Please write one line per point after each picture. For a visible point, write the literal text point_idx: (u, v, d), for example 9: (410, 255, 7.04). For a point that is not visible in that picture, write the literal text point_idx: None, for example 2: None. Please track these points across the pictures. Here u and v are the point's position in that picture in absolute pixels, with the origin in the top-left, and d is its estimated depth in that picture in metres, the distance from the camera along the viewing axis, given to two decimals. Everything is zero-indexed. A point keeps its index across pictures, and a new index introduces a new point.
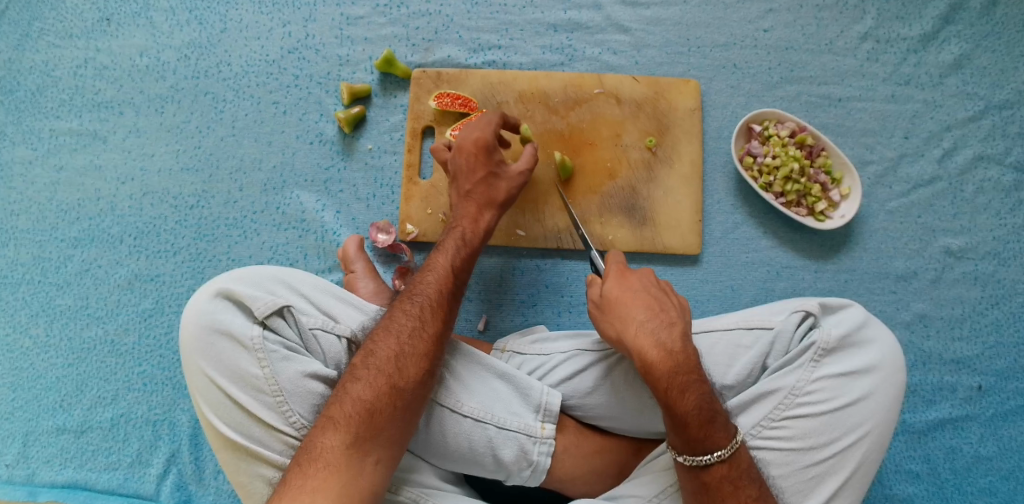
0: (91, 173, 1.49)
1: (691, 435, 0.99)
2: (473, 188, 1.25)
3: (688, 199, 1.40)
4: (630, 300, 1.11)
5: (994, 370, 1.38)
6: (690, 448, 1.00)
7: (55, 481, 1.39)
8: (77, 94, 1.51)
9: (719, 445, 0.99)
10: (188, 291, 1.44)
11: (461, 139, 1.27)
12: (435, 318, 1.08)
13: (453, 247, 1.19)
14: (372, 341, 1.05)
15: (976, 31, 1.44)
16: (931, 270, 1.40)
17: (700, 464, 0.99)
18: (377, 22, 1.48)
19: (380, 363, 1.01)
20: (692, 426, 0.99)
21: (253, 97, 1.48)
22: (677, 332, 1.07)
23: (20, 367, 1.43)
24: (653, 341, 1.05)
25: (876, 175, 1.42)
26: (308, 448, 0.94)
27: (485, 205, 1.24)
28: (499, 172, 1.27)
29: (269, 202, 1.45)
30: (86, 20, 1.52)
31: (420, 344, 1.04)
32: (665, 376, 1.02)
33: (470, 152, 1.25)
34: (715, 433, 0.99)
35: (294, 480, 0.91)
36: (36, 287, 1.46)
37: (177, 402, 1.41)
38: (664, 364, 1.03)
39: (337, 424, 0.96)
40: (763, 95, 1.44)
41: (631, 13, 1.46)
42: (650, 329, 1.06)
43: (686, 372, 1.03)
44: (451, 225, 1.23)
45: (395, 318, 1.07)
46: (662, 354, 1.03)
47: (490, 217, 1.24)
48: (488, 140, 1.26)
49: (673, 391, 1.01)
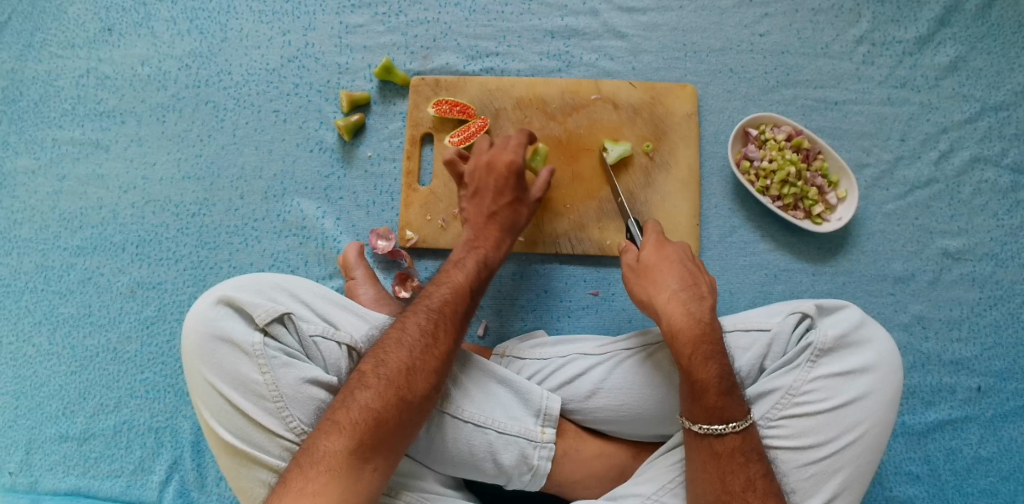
0: (93, 182, 1.50)
1: (706, 401, 1.02)
2: (499, 211, 1.28)
3: (685, 203, 1.40)
4: (665, 268, 1.14)
5: (994, 371, 1.38)
6: (706, 416, 1.02)
7: (58, 488, 1.40)
8: (79, 103, 1.52)
9: (734, 416, 1.02)
10: (190, 299, 1.45)
11: (493, 156, 1.30)
12: (450, 338, 1.09)
13: (472, 266, 1.21)
14: (384, 350, 1.05)
15: (972, 34, 1.45)
16: (929, 271, 1.41)
17: (711, 433, 1.02)
18: (376, 30, 1.49)
19: (391, 374, 1.02)
20: (710, 392, 1.03)
21: (253, 105, 1.49)
22: (707, 305, 1.10)
23: (23, 375, 1.45)
24: (684, 310, 1.09)
25: (873, 178, 1.43)
26: (309, 450, 0.95)
27: (506, 231, 1.28)
28: (523, 198, 1.30)
29: (270, 210, 1.46)
30: (88, 30, 1.54)
31: (433, 360, 1.05)
32: (691, 342, 1.06)
33: (500, 174, 1.28)
34: (732, 404, 1.02)
35: (295, 482, 0.92)
36: (39, 295, 1.47)
37: (179, 409, 1.42)
38: (690, 333, 1.07)
39: (342, 429, 0.96)
40: (760, 99, 1.45)
41: (628, 19, 1.48)
42: (683, 300, 1.10)
43: (709, 341, 1.06)
44: (472, 243, 1.25)
45: (409, 329, 1.08)
46: (690, 323, 1.07)
47: (508, 244, 1.28)
48: (518, 163, 1.29)
49: (696, 357, 1.05)
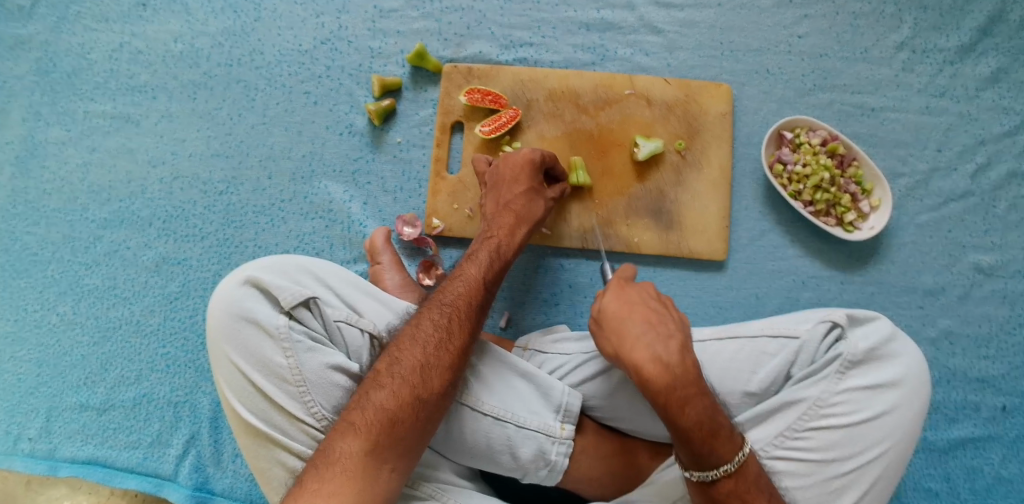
0: (123, 155, 1.51)
1: (694, 448, 0.98)
2: (513, 199, 1.26)
3: (715, 203, 1.39)
4: (628, 313, 1.07)
5: (1019, 390, 1.36)
6: (697, 465, 0.99)
7: (76, 457, 1.41)
8: (112, 77, 1.53)
9: (725, 459, 0.98)
10: (214, 276, 1.46)
11: (509, 152, 1.30)
12: (462, 331, 1.08)
13: (486, 258, 1.19)
14: (397, 347, 1.05)
15: (1015, 45, 1.42)
16: (959, 286, 1.38)
17: (705, 479, 0.99)
18: (411, 16, 1.48)
19: (405, 372, 1.02)
20: (696, 442, 0.98)
21: (284, 86, 1.49)
22: (673, 344, 1.04)
23: (46, 343, 1.46)
24: (652, 358, 1.02)
25: (907, 188, 1.40)
26: (326, 451, 0.95)
27: (522, 220, 1.25)
28: (540, 191, 1.29)
29: (297, 191, 1.46)
30: (123, 5, 1.54)
31: (447, 356, 1.05)
32: (663, 392, 1.00)
33: (516, 166, 1.27)
34: (721, 448, 0.98)
35: (311, 482, 0.92)
36: (65, 266, 1.48)
37: (199, 385, 1.43)
38: (661, 382, 1.00)
39: (357, 431, 0.96)
40: (796, 102, 1.43)
41: (665, 15, 1.45)
42: (647, 344, 1.03)
43: (682, 385, 1.00)
44: (485, 234, 1.24)
45: (424, 325, 1.07)
46: (658, 371, 1.01)
47: (524, 232, 1.25)
48: (534, 159, 1.27)
49: (672, 406, 0.99)
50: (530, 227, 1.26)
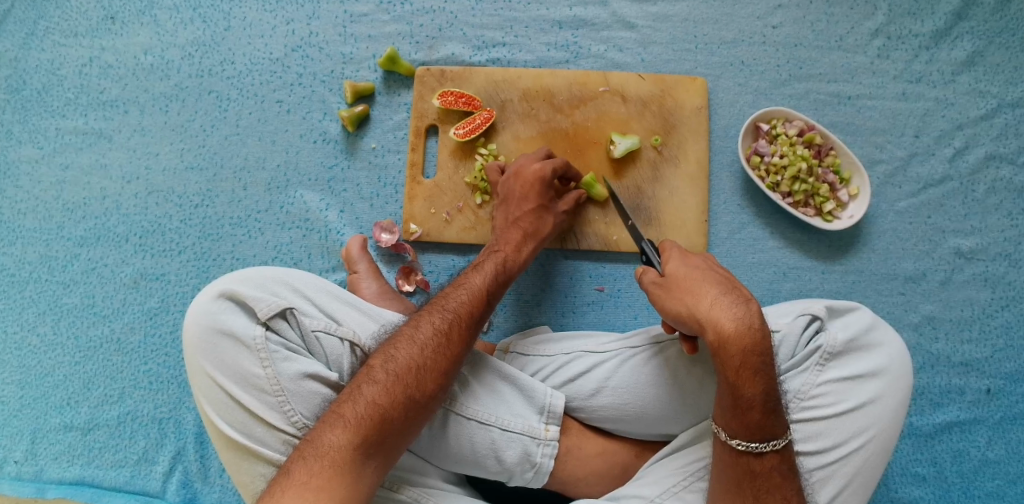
0: (96, 172, 1.49)
1: (750, 417, 0.97)
2: (523, 216, 1.26)
3: (693, 198, 1.38)
4: (703, 278, 1.05)
5: (1004, 373, 1.36)
6: (750, 434, 0.98)
7: (62, 478, 1.40)
8: (82, 93, 1.51)
9: (775, 434, 0.98)
10: (194, 290, 1.44)
11: (521, 166, 1.29)
12: (461, 338, 1.06)
13: (491, 270, 1.17)
14: (395, 347, 1.03)
15: (989, 27, 1.41)
16: (941, 271, 1.38)
17: (752, 450, 0.98)
18: (381, 20, 1.47)
19: (400, 371, 1.00)
20: (754, 409, 0.98)
21: (256, 95, 1.48)
22: (754, 308, 1.02)
23: (28, 364, 1.45)
24: (732, 316, 1.00)
25: (886, 175, 1.40)
26: (314, 442, 0.93)
27: (530, 237, 1.25)
28: (549, 207, 1.28)
29: (273, 202, 1.44)
30: (91, 19, 1.52)
31: (444, 361, 1.03)
32: (739, 354, 0.98)
33: (528, 182, 1.27)
34: (773, 420, 0.98)
35: (297, 473, 0.90)
36: (42, 286, 1.47)
37: (182, 400, 1.41)
38: (740, 344, 0.99)
39: (347, 424, 0.94)
40: (772, 92, 1.42)
41: (638, 10, 1.44)
42: (727, 305, 1.01)
43: (760, 353, 0.99)
44: (492, 248, 1.23)
45: (423, 327, 1.06)
46: (741, 329, 0.99)
47: (530, 248, 1.25)
48: (546, 174, 1.26)
49: (745, 371, 0.98)
50: (538, 243, 1.26)
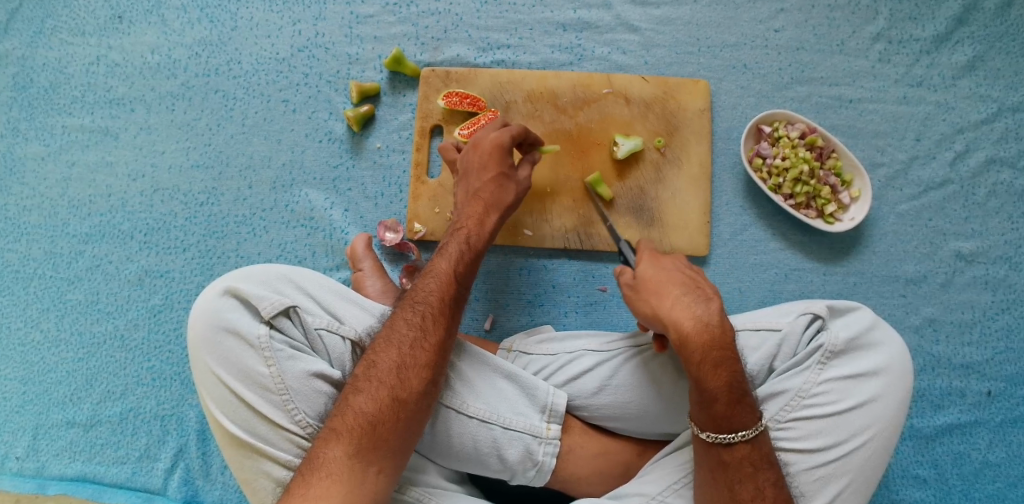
0: (102, 169, 1.50)
1: (716, 410, 0.98)
2: (483, 186, 1.22)
3: (695, 199, 1.39)
4: (666, 278, 1.07)
5: (1005, 375, 1.37)
6: (716, 426, 0.98)
7: (64, 474, 1.41)
8: (89, 91, 1.52)
9: (743, 426, 0.98)
10: (198, 288, 1.45)
11: (478, 138, 1.26)
12: (438, 327, 1.06)
13: (456, 250, 1.15)
14: (374, 352, 1.03)
15: (990, 32, 1.43)
16: (941, 273, 1.39)
17: (722, 442, 0.98)
18: (387, 21, 1.48)
19: (382, 375, 1.00)
20: (721, 403, 0.98)
21: (263, 95, 1.49)
22: (714, 306, 1.03)
23: (31, 360, 1.45)
24: (691, 315, 1.02)
25: (887, 178, 1.41)
26: (310, 457, 0.94)
27: (491, 206, 1.22)
28: (511, 175, 1.25)
29: (278, 200, 1.45)
30: (99, 18, 1.53)
31: (422, 355, 1.03)
32: (699, 351, 1.00)
33: (485, 151, 1.23)
34: (741, 413, 0.98)
35: (296, 489, 0.92)
36: (47, 283, 1.47)
37: (185, 397, 1.42)
38: (699, 342, 1.00)
39: (340, 435, 0.95)
40: (774, 95, 1.43)
41: (641, 13, 1.46)
42: (687, 305, 1.03)
43: (719, 349, 1.00)
44: (455, 226, 1.20)
45: (398, 326, 1.05)
46: (698, 327, 1.01)
47: (494, 220, 1.22)
48: (504, 142, 1.24)
49: (706, 366, 0.99)
50: (501, 212, 1.23)
